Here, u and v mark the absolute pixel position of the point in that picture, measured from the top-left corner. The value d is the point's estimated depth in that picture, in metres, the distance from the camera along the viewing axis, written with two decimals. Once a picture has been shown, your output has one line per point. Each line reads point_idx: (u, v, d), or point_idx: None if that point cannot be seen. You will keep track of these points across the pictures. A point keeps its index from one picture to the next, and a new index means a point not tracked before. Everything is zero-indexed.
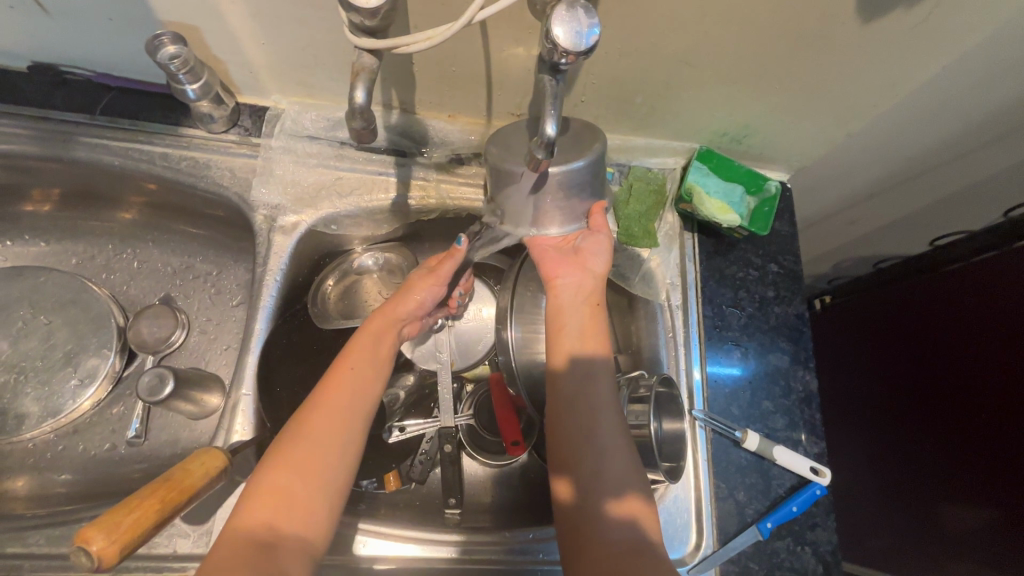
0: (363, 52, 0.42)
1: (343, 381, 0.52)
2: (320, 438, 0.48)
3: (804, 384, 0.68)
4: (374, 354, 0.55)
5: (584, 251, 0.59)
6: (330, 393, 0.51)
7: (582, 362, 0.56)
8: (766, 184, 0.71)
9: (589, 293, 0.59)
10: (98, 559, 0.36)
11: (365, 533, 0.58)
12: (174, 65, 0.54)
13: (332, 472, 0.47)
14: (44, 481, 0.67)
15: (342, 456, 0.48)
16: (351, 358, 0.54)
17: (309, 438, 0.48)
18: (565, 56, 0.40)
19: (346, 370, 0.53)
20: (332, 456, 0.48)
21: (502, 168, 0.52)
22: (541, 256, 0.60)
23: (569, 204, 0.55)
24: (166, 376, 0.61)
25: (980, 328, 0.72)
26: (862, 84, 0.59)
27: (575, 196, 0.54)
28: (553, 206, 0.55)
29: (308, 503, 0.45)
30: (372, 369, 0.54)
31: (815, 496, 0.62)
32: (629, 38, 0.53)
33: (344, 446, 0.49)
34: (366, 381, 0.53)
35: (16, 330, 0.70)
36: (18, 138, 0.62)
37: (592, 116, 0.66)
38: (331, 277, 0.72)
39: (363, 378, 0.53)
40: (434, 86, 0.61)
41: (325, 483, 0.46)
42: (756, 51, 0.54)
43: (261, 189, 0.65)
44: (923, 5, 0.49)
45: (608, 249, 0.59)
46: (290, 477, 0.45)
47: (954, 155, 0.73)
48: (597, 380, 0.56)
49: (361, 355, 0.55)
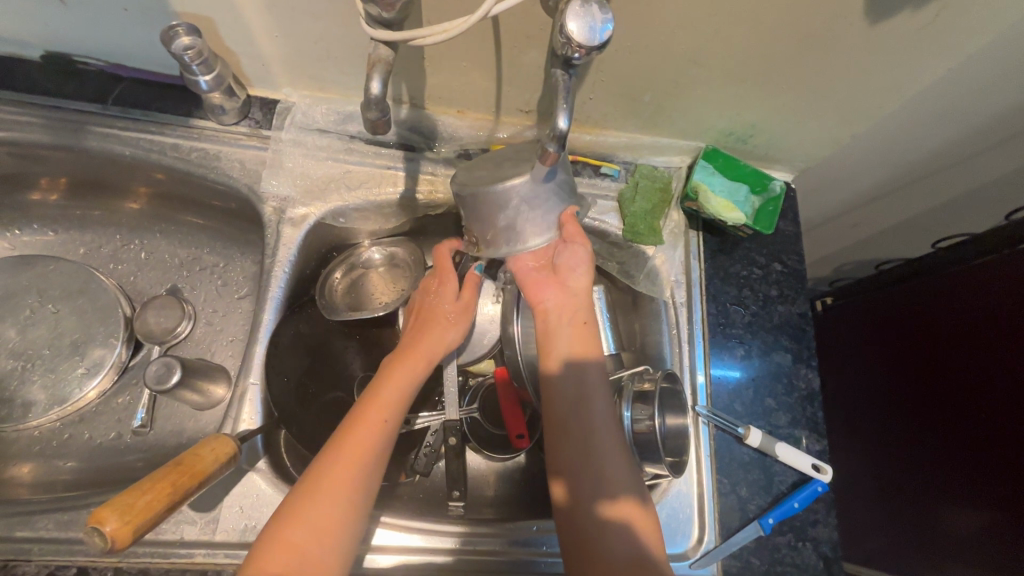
0: (379, 44, 0.43)
1: (366, 434, 0.52)
2: (342, 494, 0.48)
3: (806, 383, 0.68)
4: (398, 402, 0.56)
5: (564, 267, 0.59)
6: (352, 445, 0.51)
7: (579, 385, 0.57)
8: (771, 184, 0.72)
9: (575, 309, 0.60)
10: (112, 540, 0.37)
11: (388, 526, 0.59)
12: (188, 56, 0.54)
13: (347, 519, 0.48)
14: (49, 468, 0.67)
15: (359, 509, 0.49)
16: (377, 408, 0.54)
17: (329, 493, 0.48)
18: (578, 51, 0.41)
19: (369, 421, 0.53)
20: (350, 509, 0.49)
21: (462, 201, 0.54)
22: (524, 280, 0.61)
23: (539, 217, 0.54)
24: (173, 365, 0.61)
25: (980, 329, 0.72)
26: (869, 85, 0.60)
27: (542, 204, 0.53)
28: (521, 218, 0.53)
29: (324, 556, 0.46)
30: (395, 416, 0.55)
31: (816, 493, 0.63)
32: (639, 35, 0.53)
33: (362, 499, 0.50)
34: (388, 429, 0.54)
35: (24, 318, 0.71)
36: (31, 127, 0.62)
37: (601, 114, 0.67)
38: (338, 270, 0.71)
39: (386, 430, 0.53)
40: (445, 81, 0.61)
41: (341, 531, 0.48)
42: (764, 51, 0.55)
43: (271, 180, 0.66)
44: (930, 7, 0.49)
45: (585, 257, 0.59)
46: (307, 528, 0.46)
47: (958, 158, 0.74)
48: (594, 404, 0.56)
49: (385, 402, 0.55)
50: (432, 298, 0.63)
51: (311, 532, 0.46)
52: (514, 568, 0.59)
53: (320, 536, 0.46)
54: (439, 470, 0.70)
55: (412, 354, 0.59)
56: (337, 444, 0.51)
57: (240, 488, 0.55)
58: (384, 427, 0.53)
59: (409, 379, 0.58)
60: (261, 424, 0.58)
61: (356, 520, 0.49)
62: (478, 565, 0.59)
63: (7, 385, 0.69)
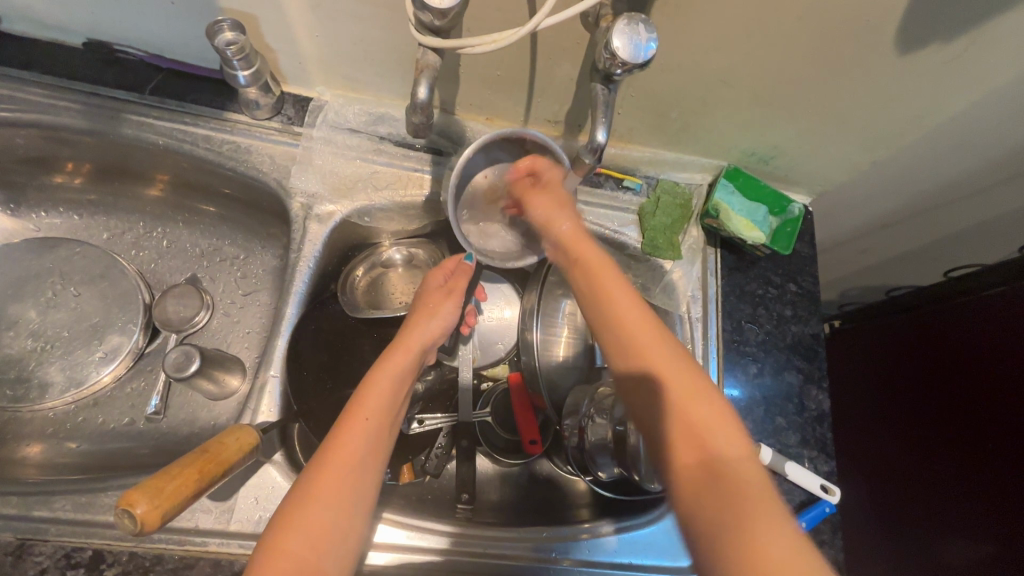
0: (428, 50, 0.44)
1: (359, 433, 0.49)
2: (336, 497, 0.45)
3: (817, 403, 0.69)
4: (391, 396, 0.53)
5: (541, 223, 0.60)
6: (346, 443, 0.48)
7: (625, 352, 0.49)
8: (789, 206, 0.73)
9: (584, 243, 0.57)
10: (141, 522, 0.37)
11: (389, 522, 0.59)
12: (230, 51, 0.56)
13: (343, 515, 0.45)
14: (59, 450, 0.67)
15: (357, 512, 0.46)
16: (367, 404, 0.51)
17: (322, 499, 0.44)
18: (622, 67, 0.42)
19: (360, 418, 0.50)
20: (347, 512, 0.45)
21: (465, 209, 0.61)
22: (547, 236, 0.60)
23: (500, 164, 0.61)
24: (192, 354, 0.61)
25: (989, 359, 0.73)
26: (894, 114, 0.61)
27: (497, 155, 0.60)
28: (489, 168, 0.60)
29: (323, 566, 0.43)
30: (389, 410, 0.52)
31: (824, 514, 0.63)
32: (673, 54, 0.55)
33: (359, 502, 0.46)
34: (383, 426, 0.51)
35: (45, 300, 0.71)
36: (68, 112, 0.63)
37: (627, 129, 0.68)
38: (360, 268, 0.72)
39: (379, 428, 0.50)
40: (477, 88, 0.62)
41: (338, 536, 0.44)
42: (795, 75, 0.56)
43: (300, 176, 0.66)
44: (961, 40, 0.50)
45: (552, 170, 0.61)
46: (302, 534, 0.43)
47: (974, 190, 0.75)
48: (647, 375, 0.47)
49: (377, 396, 0.52)
50: (423, 293, 0.64)
51: (305, 539, 0.42)
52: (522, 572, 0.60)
53: (315, 541, 0.43)
54: (449, 472, 0.70)
55: (401, 344, 0.57)
56: (328, 446, 0.48)
57: (255, 479, 0.55)
58: (374, 423, 0.50)
59: (403, 373, 0.55)
60: (279, 416, 0.59)
61: (357, 522, 0.45)
62: (486, 568, 0.59)
63: (24, 365, 0.69)
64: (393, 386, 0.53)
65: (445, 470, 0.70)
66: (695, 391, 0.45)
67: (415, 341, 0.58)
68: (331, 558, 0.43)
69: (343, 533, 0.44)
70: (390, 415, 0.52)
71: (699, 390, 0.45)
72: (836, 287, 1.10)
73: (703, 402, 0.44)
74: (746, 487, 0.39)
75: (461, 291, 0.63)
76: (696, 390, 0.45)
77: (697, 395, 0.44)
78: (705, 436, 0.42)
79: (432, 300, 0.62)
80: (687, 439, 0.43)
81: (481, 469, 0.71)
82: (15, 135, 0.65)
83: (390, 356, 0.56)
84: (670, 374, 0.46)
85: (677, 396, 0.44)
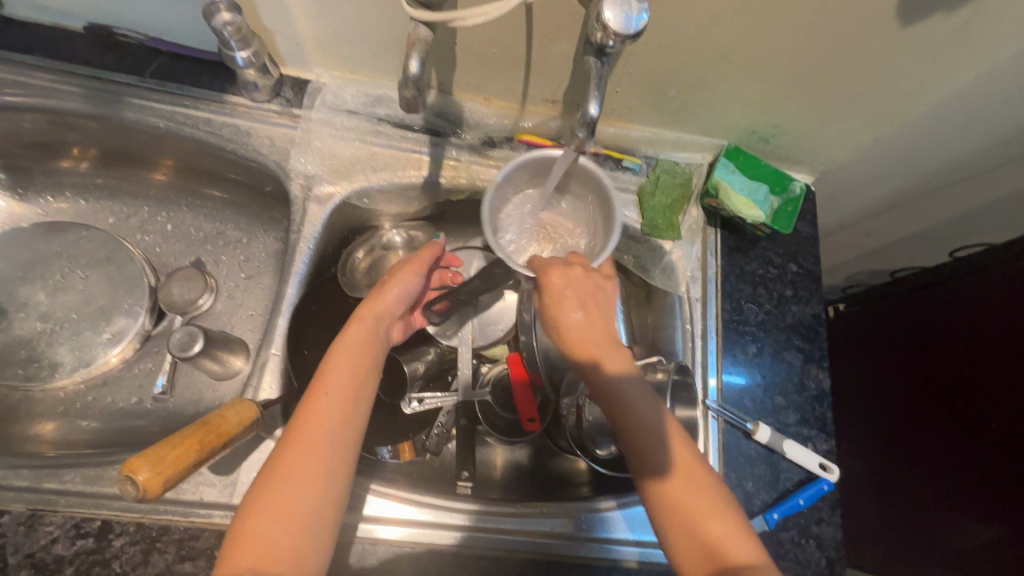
0: (419, 24, 0.44)
1: (323, 407, 0.49)
2: (301, 483, 0.45)
3: (816, 382, 0.69)
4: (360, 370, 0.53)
5: (567, 299, 0.54)
6: (310, 419, 0.48)
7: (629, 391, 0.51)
8: (791, 185, 0.72)
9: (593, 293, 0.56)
10: (144, 489, 0.39)
11: (382, 496, 0.60)
12: (227, 32, 0.56)
13: (317, 495, 0.46)
14: (72, 427, 0.69)
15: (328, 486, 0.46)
16: (327, 379, 0.51)
17: (295, 478, 0.45)
18: (613, 39, 0.42)
19: (321, 394, 0.50)
20: (319, 489, 0.46)
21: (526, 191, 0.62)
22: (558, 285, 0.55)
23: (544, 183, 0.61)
24: (196, 334, 0.62)
25: (996, 340, 0.72)
26: (896, 89, 0.60)
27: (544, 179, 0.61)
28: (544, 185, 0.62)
29: (297, 545, 0.44)
30: (351, 384, 0.52)
31: (821, 491, 0.64)
32: (669, 30, 0.54)
33: (331, 477, 0.47)
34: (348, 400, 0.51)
35: (54, 282, 0.73)
36: (70, 95, 0.64)
37: (625, 108, 0.68)
38: (360, 250, 0.73)
39: (341, 400, 0.50)
40: (474, 68, 0.62)
41: (310, 512, 0.45)
42: (794, 50, 0.55)
43: (299, 158, 0.67)
44: (963, 11, 0.49)
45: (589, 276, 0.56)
46: (270, 519, 0.44)
47: (981, 168, 0.74)
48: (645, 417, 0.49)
49: (338, 372, 0.52)
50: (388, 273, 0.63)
51: (276, 524, 0.44)
52: (519, 547, 0.60)
53: (286, 520, 0.44)
54: (450, 450, 0.71)
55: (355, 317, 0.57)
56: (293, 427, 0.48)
57: (258, 454, 0.56)
58: (333, 397, 0.50)
59: (362, 347, 0.55)
60: (280, 394, 0.60)
61: (332, 499, 0.46)
62: (484, 543, 0.60)
63: (35, 346, 0.70)
64: (357, 362, 0.54)
65: (446, 449, 0.71)
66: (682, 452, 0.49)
67: (369, 311, 0.58)
68: (310, 541, 0.44)
69: (316, 505, 0.45)
70: (353, 388, 0.52)
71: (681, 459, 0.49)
72: (840, 270, 1.09)
73: (702, 497, 0.47)
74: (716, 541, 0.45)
75: (424, 263, 0.62)
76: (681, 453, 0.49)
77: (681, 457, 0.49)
78: (686, 502, 0.47)
79: (393, 272, 0.62)
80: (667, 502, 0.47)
81: (481, 447, 0.72)
82: (21, 120, 0.66)
83: (352, 327, 0.56)
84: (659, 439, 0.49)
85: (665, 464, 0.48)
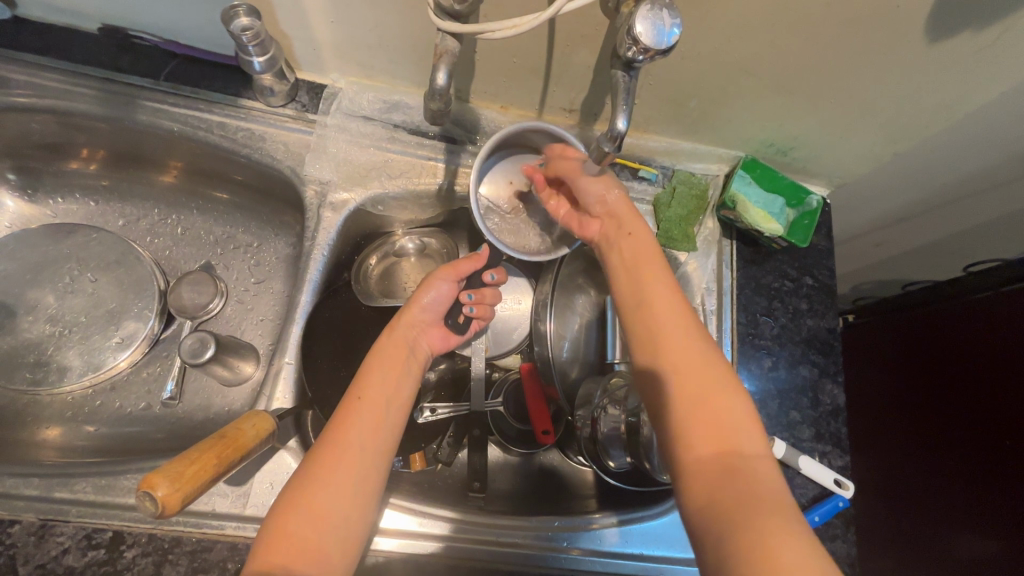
0: (448, 35, 0.44)
1: (358, 412, 0.50)
2: (333, 487, 0.46)
3: (831, 397, 0.68)
4: (398, 376, 0.55)
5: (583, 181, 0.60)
6: (343, 423, 0.49)
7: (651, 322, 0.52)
8: (808, 198, 0.71)
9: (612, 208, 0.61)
10: (162, 506, 0.38)
11: (396, 508, 0.60)
12: (245, 37, 0.55)
13: (349, 496, 0.46)
14: (79, 432, 0.68)
15: (354, 493, 0.46)
16: (365, 386, 0.52)
17: (328, 481, 0.46)
18: (644, 53, 0.41)
19: (356, 400, 0.51)
20: (348, 498, 0.46)
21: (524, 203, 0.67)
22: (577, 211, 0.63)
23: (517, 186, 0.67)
24: (208, 340, 0.62)
25: (1011, 356, 0.71)
26: (919, 103, 0.59)
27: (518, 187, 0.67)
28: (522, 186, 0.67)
29: (323, 552, 0.44)
30: (384, 394, 0.52)
31: (837, 508, 0.64)
32: (693, 41, 0.54)
33: (358, 486, 0.47)
34: (380, 409, 0.51)
35: (64, 285, 0.72)
36: (84, 97, 0.63)
37: (644, 118, 0.67)
38: (373, 256, 0.72)
39: (376, 407, 0.51)
40: (493, 76, 0.62)
41: (340, 517, 0.45)
42: (817, 64, 0.55)
43: (313, 164, 0.66)
44: (992, 28, 0.49)
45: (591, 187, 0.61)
46: (298, 522, 0.44)
47: (998, 183, 0.73)
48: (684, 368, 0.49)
49: (374, 379, 0.53)
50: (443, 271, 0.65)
51: (308, 525, 0.44)
52: (534, 561, 0.60)
53: (315, 524, 0.44)
54: (461, 460, 0.70)
55: (390, 323, 0.59)
56: (330, 430, 0.49)
57: (270, 465, 0.56)
58: (367, 404, 0.51)
59: (397, 356, 0.56)
60: (292, 403, 0.60)
61: (355, 511, 0.46)
62: (497, 558, 0.59)
63: (43, 349, 0.70)
64: (393, 371, 0.55)
65: (457, 459, 0.70)
66: (756, 454, 0.44)
67: (401, 319, 0.59)
68: (333, 549, 0.44)
69: (346, 509, 0.46)
70: (387, 398, 0.52)
71: (756, 459, 0.44)
72: (847, 280, 1.09)
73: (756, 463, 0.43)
74: (771, 536, 0.38)
75: (456, 271, 0.61)
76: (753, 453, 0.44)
77: (753, 458, 0.43)
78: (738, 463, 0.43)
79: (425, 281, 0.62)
80: (706, 492, 0.42)
81: (492, 458, 0.72)
82: (33, 121, 0.65)
83: (388, 335, 0.58)
84: (728, 425, 0.45)
85: (729, 457, 0.43)
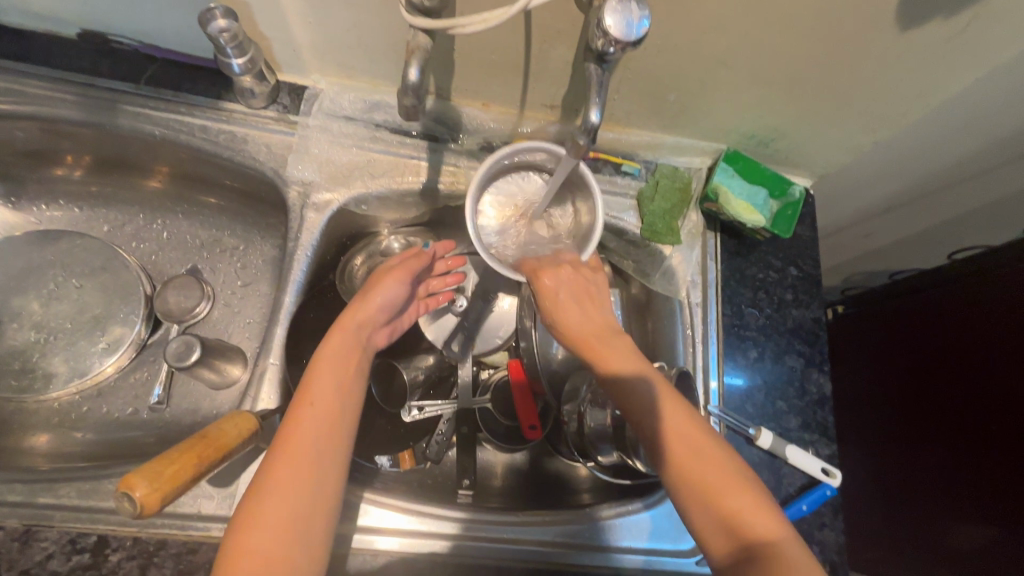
0: (418, 32, 0.45)
1: (307, 420, 0.48)
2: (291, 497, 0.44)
3: (818, 386, 0.69)
4: (346, 374, 0.53)
5: (563, 303, 0.57)
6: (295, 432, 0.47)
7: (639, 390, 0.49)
8: (790, 189, 0.71)
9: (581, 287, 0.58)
10: (142, 506, 0.38)
11: (376, 504, 0.59)
12: (223, 39, 0.55)
13: (313, 499, 0.45)
14: (66, 438, 0.68)
15: (317, 494, 0.45)
16: (312, 393, 0.50)
17: (285, 487, 0.45)
18: (614, 45, 0.42)
19: (306, 403, 0.49)
20: (311, 501, 0.45)
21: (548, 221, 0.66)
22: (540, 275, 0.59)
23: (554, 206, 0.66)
24: (193, 343, 0.61)
25: (996, 342, 0.72)
26: (896, 93, 0.60)
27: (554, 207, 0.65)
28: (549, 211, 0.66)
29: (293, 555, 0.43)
30: (337, 395, 0.51)
31: (825, 496, 0.64)
32: (671, 34, 0.54)
33: (319, 490, 0.46)
34: (333, 412, 0.50)
35: (48, 291, 0.72)
36: (64, 103, 0.63)
37: (625, 113, 0.67)
38: (359, 256, 0.74)
39: (328, 410, 0.49)
40: (472, 73, 0.62)
41: (304, 523, 0.44)
42: (792, 56, 0.56)
43: (296, 165, 0.66)
44: (962, 15, 0.50)
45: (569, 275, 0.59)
46: (261, 534, 0.43)
47: (979, 171, 0.74)
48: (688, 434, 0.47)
49: (323, 380, 0.51)
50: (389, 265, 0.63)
51: (273, 532, 0.43)
52: (528, 557, 0.60)
53: (279, 530, 0.43)
54: (450, 458, 0.70)
55: (336, 325, 0.56)
56: (283, 434, 0.47)
57: (256, 465, 0.56)
58: (320, 408, 0.49)
59: (344, 359, 0.53)
60: (278, 404, 0.60)
61: (321, 514, 0.45)
62: (483, 551, 0.59)
63: (28, 356, 0.70)
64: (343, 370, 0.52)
65: (447, 456, 0.70)
66: (774, 527, 0.42)
67: (352, 319, 0.57)
68: (301, 552, 0.43)
69: (310, 509, 0.45)
70: (339, 400, 0.50)
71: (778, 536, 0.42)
72: (835, 273, 1.09)
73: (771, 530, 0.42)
74: None
75: (410, 272, 0.61)
76: (772, 528, 0.42)
77: (770, 531, 0.42)
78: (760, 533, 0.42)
79: (377, 281, 0.60)
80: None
81: (482, 454, 0.72)
82: (14, 127, 0.65)
83: (333, 338, 0.55)
84: (744, 509, 0.43)
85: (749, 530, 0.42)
